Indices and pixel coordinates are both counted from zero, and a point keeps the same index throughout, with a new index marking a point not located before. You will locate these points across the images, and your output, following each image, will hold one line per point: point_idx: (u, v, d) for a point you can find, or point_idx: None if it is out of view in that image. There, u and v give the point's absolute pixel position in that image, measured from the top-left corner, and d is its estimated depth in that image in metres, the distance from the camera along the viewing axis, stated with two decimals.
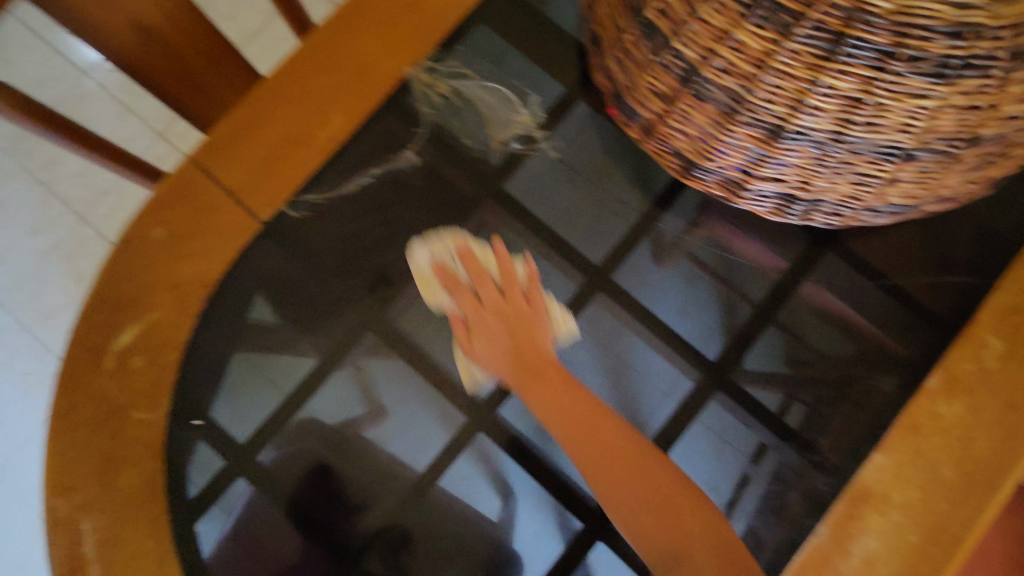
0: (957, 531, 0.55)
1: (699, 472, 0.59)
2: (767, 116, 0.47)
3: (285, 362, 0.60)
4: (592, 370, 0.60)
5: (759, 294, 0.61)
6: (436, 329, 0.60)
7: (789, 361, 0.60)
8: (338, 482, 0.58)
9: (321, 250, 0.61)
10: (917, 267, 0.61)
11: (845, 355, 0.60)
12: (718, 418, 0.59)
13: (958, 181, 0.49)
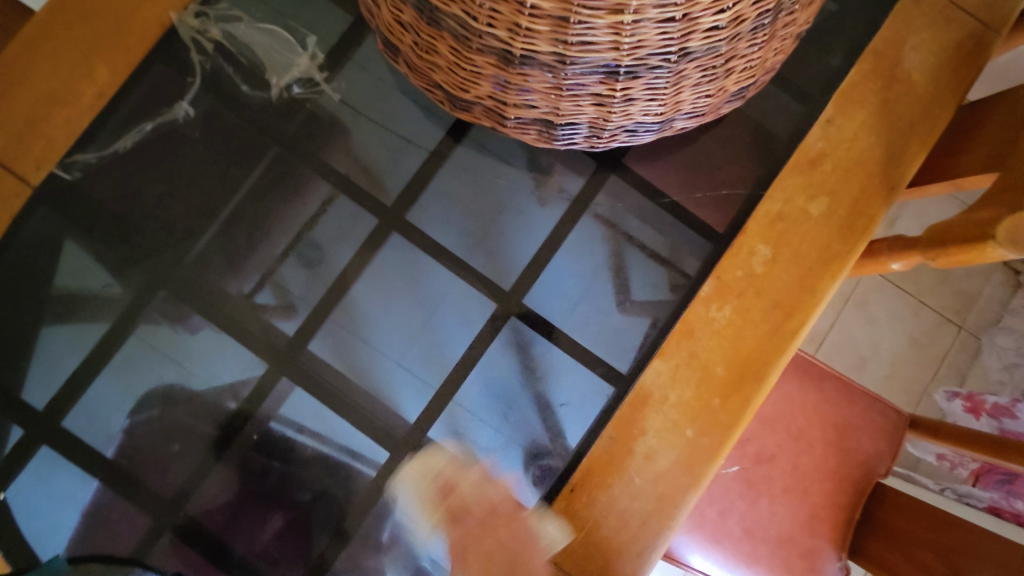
0: (726, 424, 0.59)
1: (506, 392, 0.62)
2: (495, 40, 0.46)
3: (80, 328, 0.60)
4: (422, 303, 0.62)
5: (556, 218, 0.65)
6: (233, 279, 0.61)
7: (581, 280, 0.64)
8: (147, 436, 0.60)
9: (102, 209, 0.61)
10: (688, 183, 0.66)
11: (630, 269, 0.65)
12: (512, 336, 0.62)
13: (691, 95, 0.52)
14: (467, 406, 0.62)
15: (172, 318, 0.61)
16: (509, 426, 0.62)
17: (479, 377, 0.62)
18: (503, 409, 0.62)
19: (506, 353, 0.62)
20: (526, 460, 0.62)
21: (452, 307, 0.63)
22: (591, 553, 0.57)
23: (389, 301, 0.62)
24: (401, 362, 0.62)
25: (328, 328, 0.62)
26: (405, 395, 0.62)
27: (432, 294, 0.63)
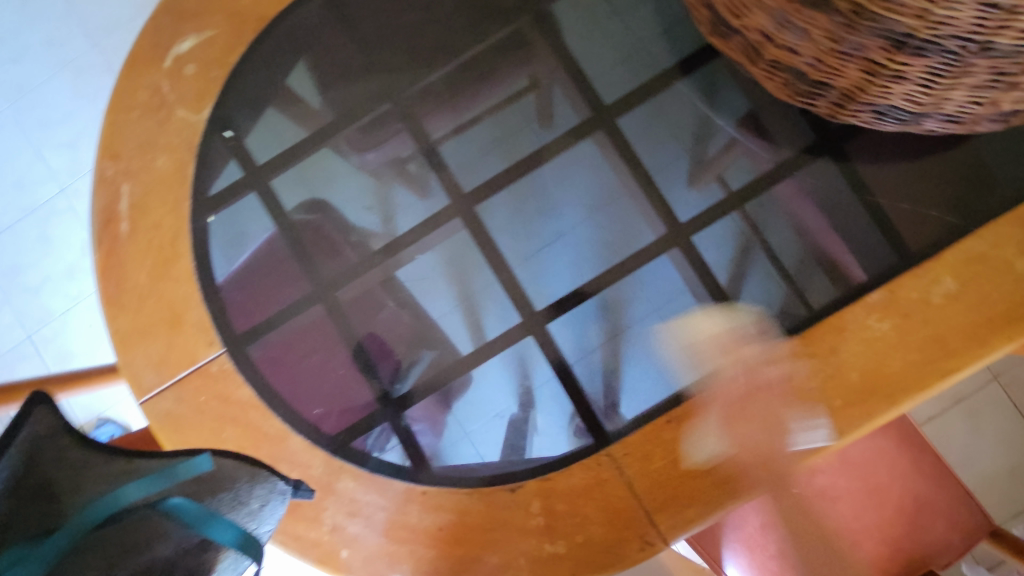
0: (838, 427, 0.59)
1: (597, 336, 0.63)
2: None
3: (309, 105, 0.66)
4: (573, 218, 0.65)
5: (707, 198, 0.64)
6: (448, 115, 0.65)
7: (743, 245, 0.64)
8: (331, 220, 0.66)
9: (365, 15, 0.66)
10: (872, 202, 0.64)
11: (763, 277, 0.63)
12: (636, 282, 0.64)
13: (953, 98, 0.51)
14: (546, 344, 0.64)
15: (383, 130, 0.65)
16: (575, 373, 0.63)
17: (572, 316, 0.64)
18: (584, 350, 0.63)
19: (608, 299, 0.64)
20: (573, 409, 0.63)
21: (601, 230, 0.65)
22: (665, 480, 0.61)
23: (532, 206, 0.65)
24: (547, 253, 0.65)
25: (498, 195, 0.65)
26: (542, 281, 0.65)
27: (579, 215, 0.65)
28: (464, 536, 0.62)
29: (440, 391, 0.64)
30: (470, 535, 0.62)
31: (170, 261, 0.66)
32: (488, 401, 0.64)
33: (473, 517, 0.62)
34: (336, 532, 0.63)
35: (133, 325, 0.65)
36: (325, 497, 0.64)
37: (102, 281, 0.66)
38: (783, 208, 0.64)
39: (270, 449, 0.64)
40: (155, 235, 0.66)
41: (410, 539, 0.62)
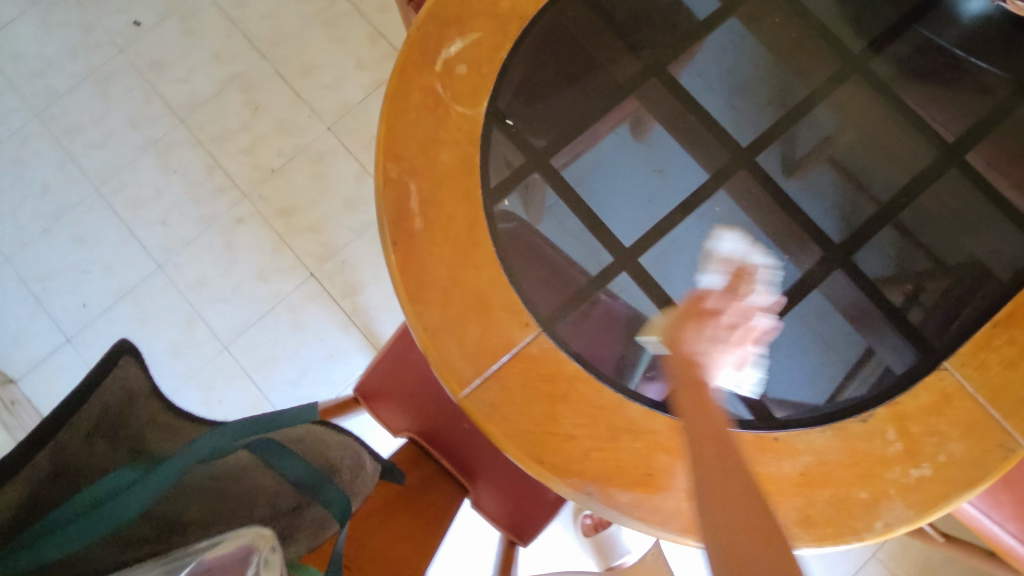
0: None
1: (834, 313, 0.65)
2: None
3: (579, 90, 0.69)
4: (829, 171, 0.67)
5: (927, 151, 0.68)
6: (711, 82, 0.69)
7: (953, 202, 0.67)
8: (617, 190, 0.68)
9: (618, 6, 0.70)
10: None
11: (990, 219, 0.66)
12: (894, 234, 0.66)
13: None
14: (783, 336, 0.65)
15: (654, 103, 0.69)
16: (830, 344, 0.65)
17: (809, 304, 0.65)
18: (832, 326, 0.65)
19: (831, 285, 0.65)
20: (873, 344, 0.65)
21: (869, 168, 0.68)
22: (1009, 386, 0.62)
23: (757, 200, 0.67)
24: (827, 194, 0.67)
25: (772, 148, 0.68)
26: (832, 217, 0.66)
27: (835, 166, 0.68)
28: (827, 479, 0.61)
29: (772, 338, 0.65)
30: (834, 476, 0.61)
31: (470, 251, 0.65)
32: (748, 390, 0.64)
33: (832, 456, 0.61)
34: (692, 502, 0.60)
35: (440, 321, 0.64)
36: (673, 467, 0.61)
37: (399, 280, 0.64)
38: (1003, 142, 0.68)
39: (607, 422, 0.63)
40: (448, 228, 0.65)
41: (772, 492, 0.61)
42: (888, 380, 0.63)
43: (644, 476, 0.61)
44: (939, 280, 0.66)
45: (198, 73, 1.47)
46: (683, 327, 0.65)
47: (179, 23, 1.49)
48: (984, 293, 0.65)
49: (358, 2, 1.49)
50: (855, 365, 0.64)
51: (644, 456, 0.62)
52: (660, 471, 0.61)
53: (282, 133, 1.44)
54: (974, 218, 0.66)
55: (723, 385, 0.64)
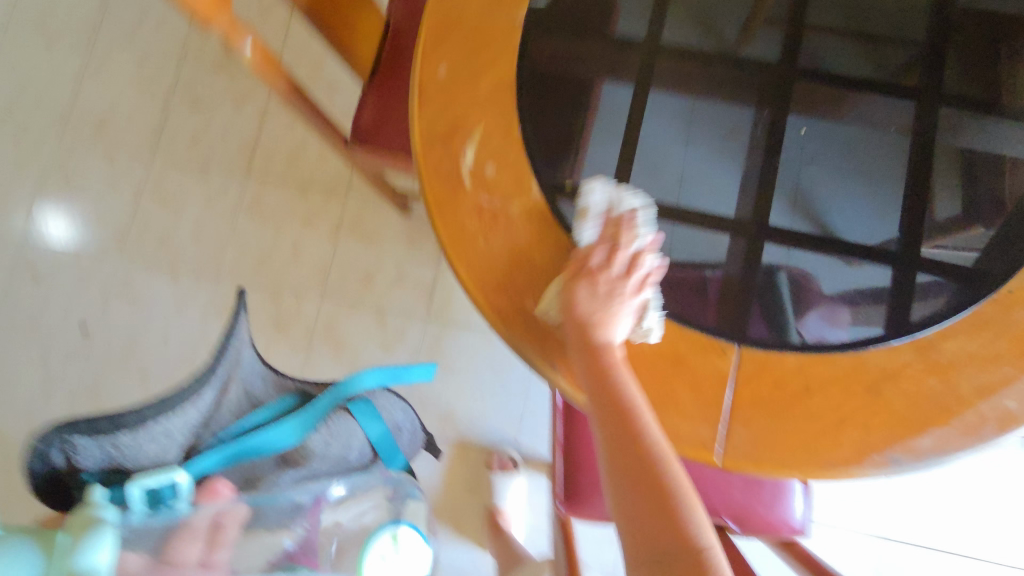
0: None
1: (966, 147, 0.62)
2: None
3: (603, 112, 0.65)
4: (864, 34, 0.65)
5: None
6: (709, 27, 0.66)
7: None
8: (704, 175, 0.64)
9: (582, 22, 0.67)
10: None
11: None
12: (960, 49, 0.64)
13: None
14: (945, 194, 0.61)
15: (676, 82, 0.65)
16: (984, 174, 0.61)
17: (943, 153, 0.62)
18: (975, 158, 0.61)
19: (945, 124, 0.62)
20: (1012, 146, 0.62)
21: (894, 10, 0.66)
22: None
23: (826, 103, 0.64)
24: (879, 53, 0.64)
25: (804, 50, 0.65)
26: (898, 69, 0.64)
27: (866, 27, 0.65)
28: None
29: (935, 205, 0.60)
30: None
31: None
32: (951, 265, 0.59)
33: None
34: (989, 399, 0.56)
35: (647, 403, 0.59)
36: (949, 380, 0.57)
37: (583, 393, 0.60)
38: None
39: (860, 385, 0.58)
40: None
41: None
42: None
43: (932, 408, 0.57)
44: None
45: (172, 331, 1.38)
46: (857, 250, 0.60)
47: (122, 299, 1.40)
48: None
49: (267, 171, 1.42)
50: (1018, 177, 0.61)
51: (914, 392, 0.57)
52: (940, 393, 0.57)
53: (283, 328, 1.36)
54: None
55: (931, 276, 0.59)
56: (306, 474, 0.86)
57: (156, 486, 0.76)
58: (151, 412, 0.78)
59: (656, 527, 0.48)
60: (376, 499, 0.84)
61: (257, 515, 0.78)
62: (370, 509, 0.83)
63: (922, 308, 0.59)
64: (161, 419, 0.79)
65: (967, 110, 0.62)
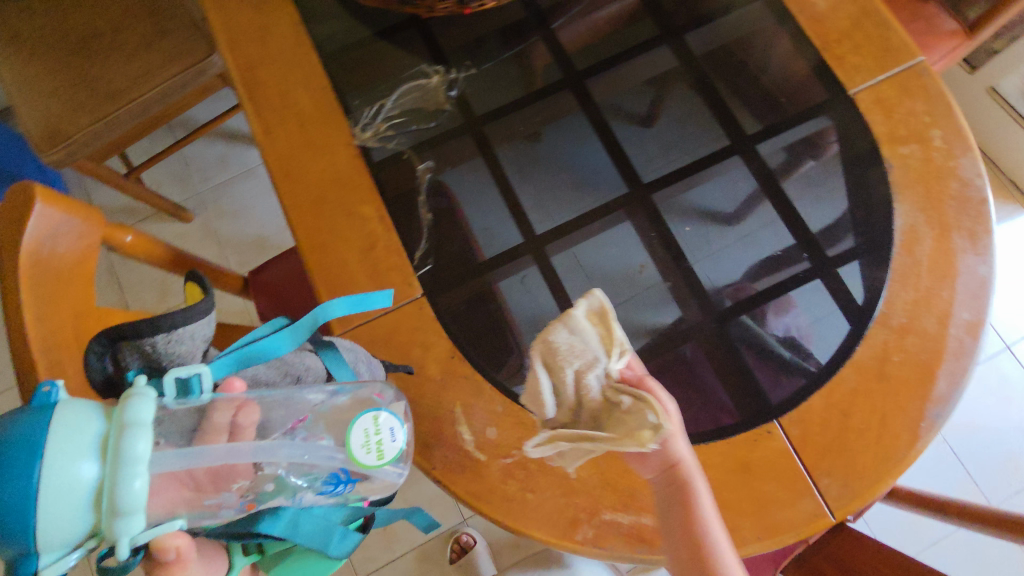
0: None
1: (792, 160, 0.75)
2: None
3: (540, 317, 0.70)
4: (666, 130, 0.77)
5: (663, 54, 0.80)
6: (561, 199, 0.75)
7: (713, 46, 0.80)
8: (647, 308, 0.71)
9: (468, 261, 0.72)
10: None
11: (733, 26, 0.80)
12: (732, 98, 0.78)
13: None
14: (807, 206, 0.73)
15: (573, 257, 0.73)
16: (817, 170, 0.74)
17: (783, 176, 0.74)
18: (804, 165, 0.74)
19: (768, 155, 0.75)
20: (816, 136, 0.75)
21: (670, 100, 0.78)
22: (878, 51, 0.76)
23: (684, 194, 0.74)
24: (685, 138, 0.76)
25: (640, 169, 0.75)
26: (706, 140, 0.76)
27: (664, 124, 0.77)
28: (940, 207, 0.71)
29: (804, 216, 0.73)
30: (936, 203, 0.71)
31: None
32: (852, 250, 0.71)
33: (920, 199, 0.71)
34: (951, 324, 0.67)
35: (755, 518, 0.63)
36: (919, 330, 0.67)
37: None
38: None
39: (875, 381, 0.66)
40: None
41: (948, 253, 0.69)
42: (856, 136, 0.74)
43: (926, 359, 0.66)
44: (777, 76, 0.78)
45: None
46: (787, 285, 0.70)
47: None
48: (793, 47, 0.78)
49: None
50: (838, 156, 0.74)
51: (908, 356, 0.66)
52: (921, 343, 0.67)
53: None
54: (730, 35, 0.80)
55: (849, 267, 0.70)
56: (284, 371, 0.62)
57: (184, 378, 0.53)
58: (181, 317, 0.56)
59: (862, 481, 0.63)
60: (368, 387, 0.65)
61: (277, 399, 0.56)
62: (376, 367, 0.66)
63: (863, 293, 0.69)
64: (186, 321, 0.57)
65: (771, 137, 0.76)
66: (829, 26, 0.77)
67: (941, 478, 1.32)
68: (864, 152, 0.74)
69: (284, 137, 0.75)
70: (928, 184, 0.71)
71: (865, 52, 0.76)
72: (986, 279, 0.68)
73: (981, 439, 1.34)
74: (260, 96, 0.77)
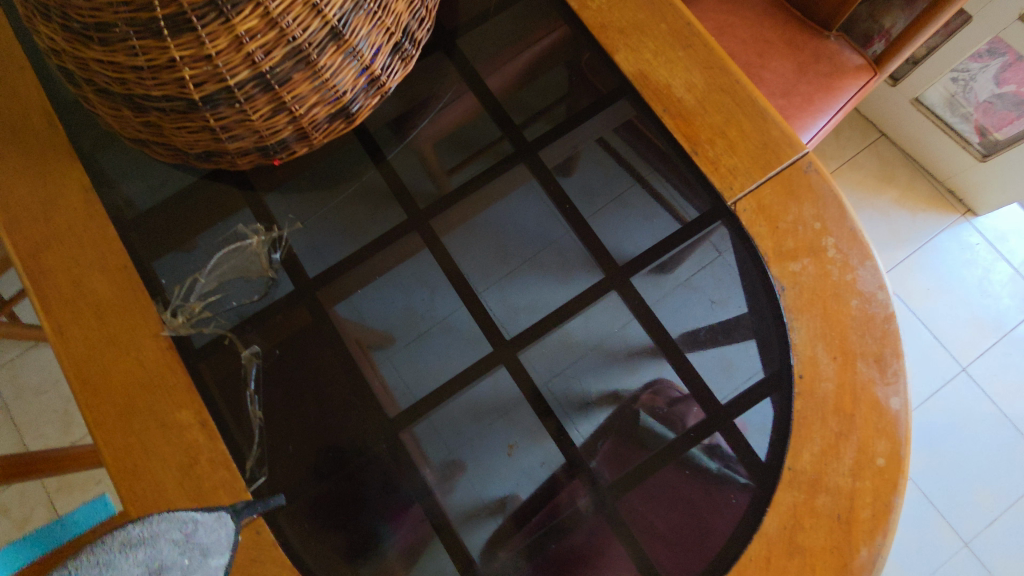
0: (697, 35, 0.69)
1: (669, 290, 0.66)
2: (229, 117, 0.57)
3: (403, 520, 0.62)
4: (528, 270, 0.67)
5: (519, 176, 0.70)
6: (415, 368, 0.65)
7: (573, 161, 0.71)
8: (520, 490, 0.62)
9: (313, 462, 0.63)
10: (525, 55, 0.74)
11: (594, 134, 0.71)
12: (599, 221, 0.68)
13: None
14: (693, 344, 0.65)
15: (433, 438, 0.63)
16: (699, 299, 0.66)
17: (663, 310, 0.66)
18: (683, 294, 0.66)
19: (645, 290, 0.66)
20: (695, 259, 0.66)
21: (533, 234, 0.69)
22: (756, 149, 0.66)
23: (559, 344, 0.65)
24: (550, 276, 0.67)
25: (501, 321, 0.66)
26: (573, 277, 0.67)
27: (524, 262, 0.68)
28: (840, 332, 0.60)
29: (693, 359, 0.64)
30: (839, 326, 0.61)
31: None
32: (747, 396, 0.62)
33: (820, 322, 0.61)
34: (867, 473, 0.57)
35: None
36: (832, 486, 0.57)
37: None
38: (519, 107, 0.73)
39: (784, 558, 0.56)
40: None
41: (853, 388, 0.59)
42: (738, 254, 0.65)
43: (843, 519, 0.56)
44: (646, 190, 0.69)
45: None
46: (680, 444, 0.62)
47: None
48: (661, 152, 0.69)
49: None
50: (730, 283, 0.65)
51: (821, 521, 0.56)
52: (835, 503, 0.56)
53: None
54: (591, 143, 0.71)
55: (747, 417, 0.61)
56: None
57: None
58: None
59: None
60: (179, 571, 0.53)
61: None
62: (200, 530, 0.56)
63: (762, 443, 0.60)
64: None
65: (650, 265, 0.67)
66: (698, 123, 0.67)
67: (910, 517, 1.26)
68: (748, 272, 0.65)
69: (80, 337, 0.64)
70: (827, 304, 0.61)
71: (741, 151, 0.66)
72: (900, 415, 0.58)
73: (944, 467, 1.28)
74: (46, 289, 0.66)
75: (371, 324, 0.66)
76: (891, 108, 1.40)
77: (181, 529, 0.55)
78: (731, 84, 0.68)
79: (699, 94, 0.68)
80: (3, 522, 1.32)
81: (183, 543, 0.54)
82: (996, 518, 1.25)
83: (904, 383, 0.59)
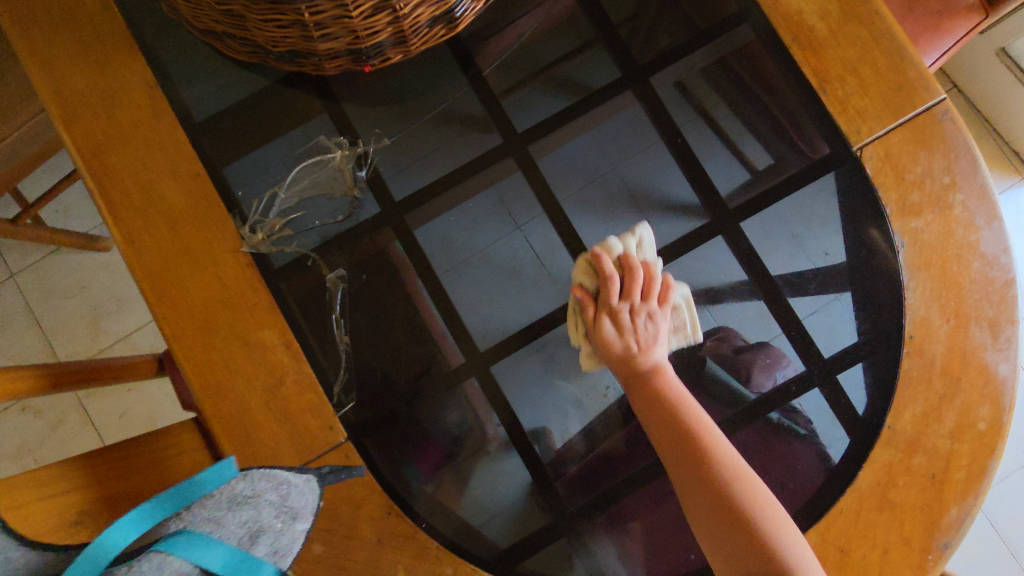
0: None
1: (782, 238, 0.62)
2: (328, 13, 0.50)
3: (493, 454, 0.61)
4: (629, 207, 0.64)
5: (624, 103, 0.64)
6: (507, 303, 0.62)
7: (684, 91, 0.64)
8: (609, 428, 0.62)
9: (399, 391, 0.61)
10: None
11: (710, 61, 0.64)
12: (710, 158, 0.63)
13: None
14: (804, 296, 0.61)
15: (524, 375, 0.62)
16: (812, 248, 0.62)
17: (773, 259, 0.62)
18: (795, 243, 0.62)
19: (755, 234, 0.62)
20: (813, 206, 0.62)
21: (636, 168, 0.64)
22: (889, 91, 0.61)
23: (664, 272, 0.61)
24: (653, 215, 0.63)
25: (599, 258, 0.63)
26: (677, 217, 0.63)
27: (626, 198, 0.64)
28: (956, 294, 0.58)
29: (800, 312, 0.61)
30: (953, 287, 0.59)
31: None
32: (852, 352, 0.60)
33: (935, 282, 0.59)
34: (967, 436, 0.57)
35: None
36: (929, 447, 0.57)
37: None
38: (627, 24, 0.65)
39: (875, 510, 0.57)
40: None
41: (963, 353, 0.57)
42: (857, 204, 0.61)
43: (938, 479, 0.56)
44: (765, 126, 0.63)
45: None
46: (777, 397, 0.61)
47: None
48: (783, 86, 0.63)
49: None
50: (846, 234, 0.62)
51: (915, 478, 0.57)
52: (931, 463, 0.57)
53: None
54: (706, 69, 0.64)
55: (850, 373, 0.60)
56: None
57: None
58: None
59: None
60: (273, 536, 0.49)
61: None
62: (293, 493, 0.50)
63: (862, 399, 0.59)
64: None
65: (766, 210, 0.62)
66: (830, 59, 0.61)
67: None
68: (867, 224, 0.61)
69: (153, 246, 0.60)
70: (945, 264, 0.59)
71: (874, 93, 0.61)
72: (1008, 382, 0.57)
73: None
74: (112, 193, 0.61)
75: (461, 254, 0.63)
76: (973, 54, 1.31)
77: (275, 490, 0.49)
78: (869, 14, 0.61)
79: (834, 23, 0.62)
80: (38, 424, 1.33)
81: (279, 506, 0.49)
82: (1009, 474, 1.30)
83: (1016, 350, 0.57)
